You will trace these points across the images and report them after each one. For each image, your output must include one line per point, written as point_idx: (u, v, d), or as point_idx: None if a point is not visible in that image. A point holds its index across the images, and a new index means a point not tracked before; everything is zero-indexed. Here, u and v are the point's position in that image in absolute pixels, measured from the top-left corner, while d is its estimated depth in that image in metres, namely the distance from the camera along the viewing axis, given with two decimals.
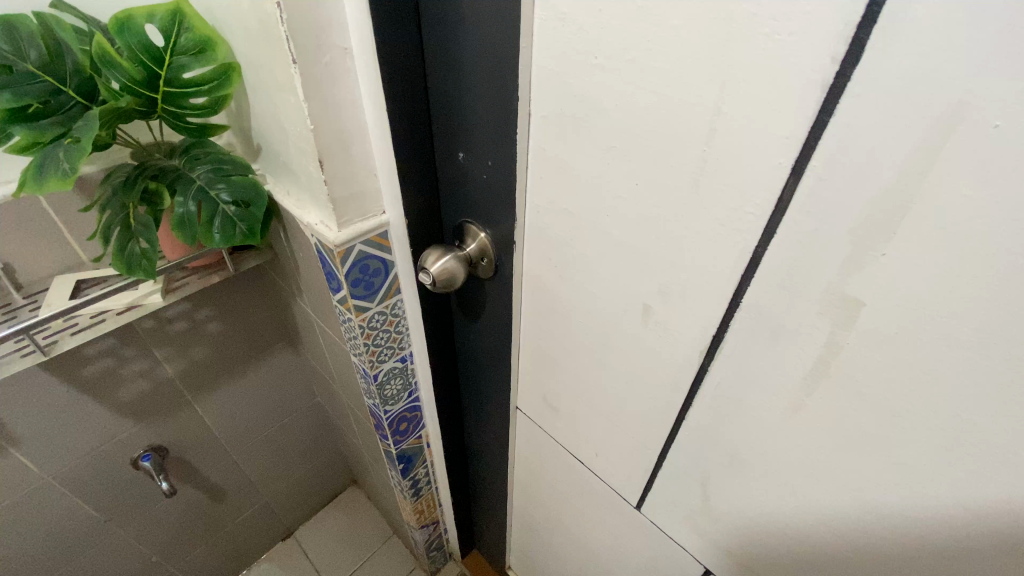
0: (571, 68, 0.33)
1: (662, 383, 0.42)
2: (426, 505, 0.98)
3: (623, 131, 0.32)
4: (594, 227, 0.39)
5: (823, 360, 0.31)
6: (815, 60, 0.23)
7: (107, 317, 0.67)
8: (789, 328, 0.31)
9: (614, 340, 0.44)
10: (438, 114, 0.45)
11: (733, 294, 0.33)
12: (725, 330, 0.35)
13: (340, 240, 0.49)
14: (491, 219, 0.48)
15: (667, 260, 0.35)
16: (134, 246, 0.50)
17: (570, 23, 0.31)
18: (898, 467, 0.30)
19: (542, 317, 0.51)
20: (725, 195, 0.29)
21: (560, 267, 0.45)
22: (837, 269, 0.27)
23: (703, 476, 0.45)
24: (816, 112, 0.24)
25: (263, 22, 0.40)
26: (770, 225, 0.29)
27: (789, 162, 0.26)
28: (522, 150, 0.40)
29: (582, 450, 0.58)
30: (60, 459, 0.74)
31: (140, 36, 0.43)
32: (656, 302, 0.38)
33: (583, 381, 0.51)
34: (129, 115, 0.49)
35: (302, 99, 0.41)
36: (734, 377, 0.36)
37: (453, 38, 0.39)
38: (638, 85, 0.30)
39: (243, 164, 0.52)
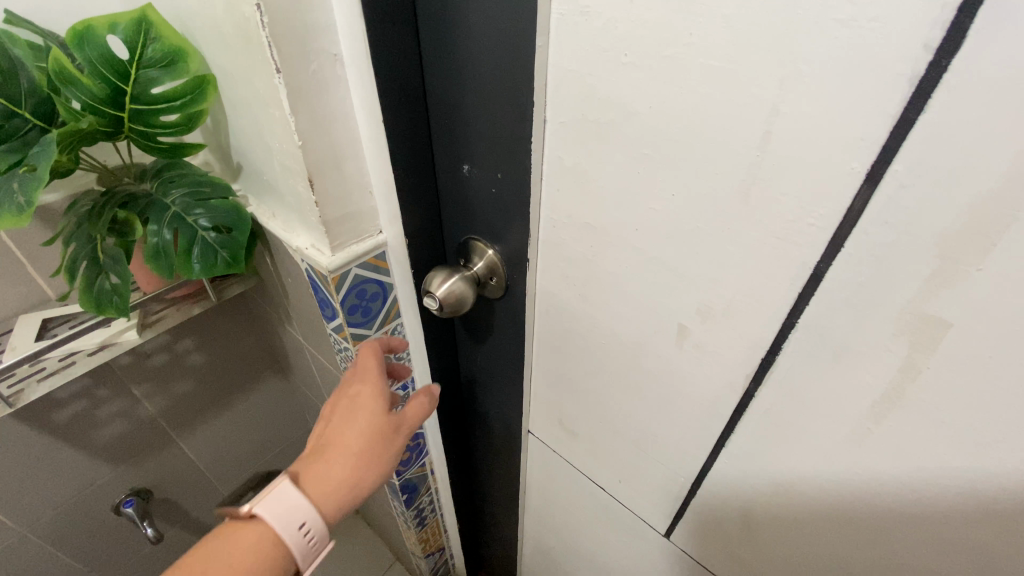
0: (594, 68, 0.30)
1: (699, 407, 0.39)
2: (432, 532, 0.93)
3: (659, 137, 0.29)
4: (621, 242, 0.35)
5: (896, 386, 0.27)
6: (902, 49, 0.20)
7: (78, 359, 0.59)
8: (855, 350, 0.28)
9: (644, 362, 0.41)
10: (439, 122, 0.41)
11: (788, 313, 0.29)
12: (777, 350, 0.31)
13: (333, 265, 0.44)
14: (500, 235, 0.44)
15: (709, 277, 0.32)
16: (104, 281, 0.45)
17: (594, 17, 0.28)
18: (983, 501, 0.27)
19: (559, 337, 0.47)
20: (781, 205, 0.26)
21: (580, 284, 0.41)
22: (916, 286, 0.24)
23: (742, 506, 0.41)
24: (901, 109, 0.21)
25: (239, 28, 0.36)
26: (835, 239, 0.25)
27: (863, 168, 0.23)
28: (536, 161, 0.36)
29: (604, 476, 0.54)
30: (37, 512, 0.69)
31: (102, 49, 0.39)
32: (694, 322, 0.34)
33: (606, 406, 0.48)
34: (93, 137, 0.43)
35: (287, 114, 0.37)
36: (784, 403, 0.33)
37: (456, 38, 0.35)
38: (677, 85, 0.27)
39: (222, 186, 0.47)
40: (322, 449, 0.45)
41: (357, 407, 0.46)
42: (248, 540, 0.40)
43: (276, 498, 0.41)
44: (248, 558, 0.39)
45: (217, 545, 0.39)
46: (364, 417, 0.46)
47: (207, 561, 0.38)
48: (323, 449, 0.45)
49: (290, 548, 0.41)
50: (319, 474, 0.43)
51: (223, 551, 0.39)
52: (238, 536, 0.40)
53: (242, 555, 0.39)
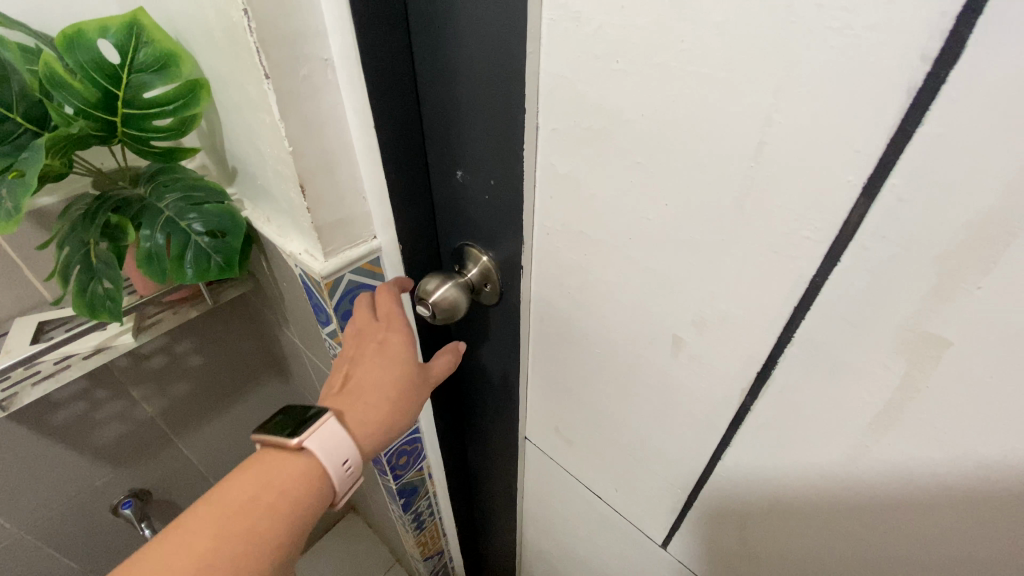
0: (586, 74, 0.29)
1: (694, 418, 0.38)
2: (430, 536, 0.92)
3: (651, 146, 0.28)
4: (615, 251, 0.35)
5: (894, 404, 0.26)
6: (899, 58, 0.19)
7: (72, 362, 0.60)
8: (852, 366, 0.27)
9: (639, 372, 0.40)
10: (432, 127, 0.41)
11: (783, 327, 0.29)
12: (772, 363, 0.31)
13: (326, 271, 0.44)
14: (494, 241, 0.43)
15: (704, 288, 0.31)
16: (97, 286, 0.45)
17: (585, 22, 0.27)
18: (984, 523, 0.26)
19: (554, 345, 0.47)
20: (776, 216, 0.25)
21: (574, 292, 0.40)
22: (914, 303, 0.23)
23: (739, 519, 0.40)
24: (898, 121, 0.20)
25: (228, 32, 0.36)
26: (831, 253, 0.25)
27: (859, 180, 0.22)
28: (529, 167, 0.36)
29: (600, 484, 0.53)
30: (35, 512, 0.69)
31: (94, 53, 0.39)
32: (688, 333, 0.34)
33: (601, 415, 0.47)
34: (86, 141, 0.43)
35: (277, 119, 0.37)
36: (781, 417, 0.32)
37: (448, 42, 0.35)
38: (670, 93, 0.26)
39: (216, 190, 0.47)
40: (359, 390, 0.44)
41: (391, 352, 0.45)
42: (295, 471, 0.39)
43: (325, 433, 0.40)
44: (297, 488, 0.39)
45: (267, 473, 0.39)
46: (401, 363, 0.45)
47: (260, 487, 0.38)
48: (359, 392, 0.44)
49: (333, 481, 0.41)
50: (359, 415, 0.43)
51: (274, 479, 0.38)
52: (285, 465, 0.39)
53: (292, 485, 0.39)
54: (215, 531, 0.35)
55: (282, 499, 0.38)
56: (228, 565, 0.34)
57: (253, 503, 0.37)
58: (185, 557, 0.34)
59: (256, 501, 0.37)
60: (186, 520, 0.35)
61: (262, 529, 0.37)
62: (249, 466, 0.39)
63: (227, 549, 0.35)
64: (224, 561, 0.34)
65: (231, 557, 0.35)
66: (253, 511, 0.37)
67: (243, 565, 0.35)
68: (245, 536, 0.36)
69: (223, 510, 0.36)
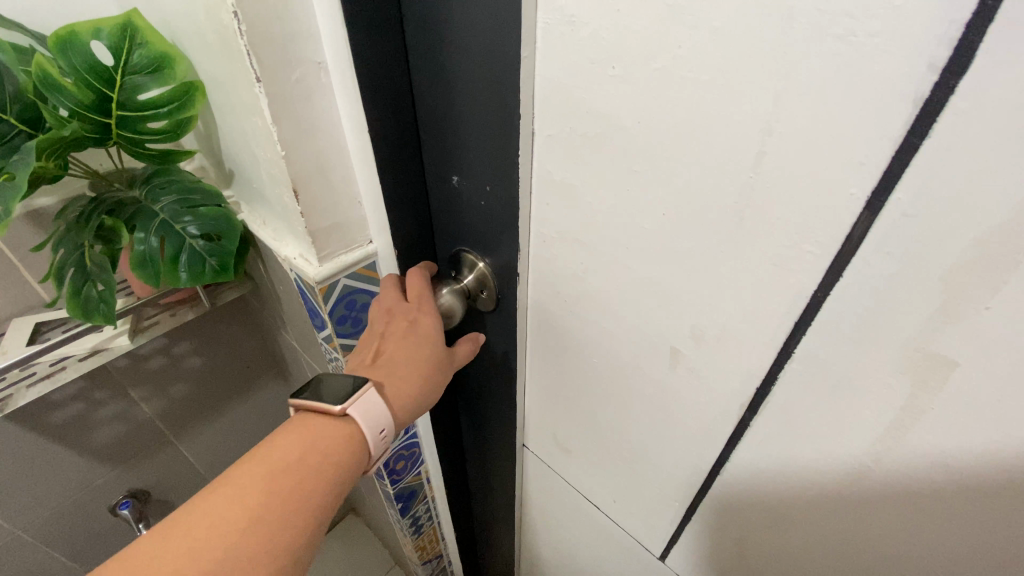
0: (582, 80, 0.28)
1: (693, 432, 0.37)
2: (429, 540, 0.92)
3: (648, 154, 0.27)
4: (612, 260, 0.34)
5: (899, 425, 0.25)
6: (905, 68, 0.18)
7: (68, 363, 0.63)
8: (855, 386, 0.26)
9: (637, 383, 0.39)
10: (428, 132, 0.40)
11: (784, 342, 0.28)
12: (773, 379, 0.30)
13: (320, 276, 0.43)
14: (491, 248, 0.42)
15: (702, 301, 0.30)
16: (91, 289, 0.45)
17: (581, 27, 0.26)
18: (993, 551, 0.25)
19: (552, 353, 0.46)
20: (776, 229, 0.25)
21: (571, 301, 0.40)
22: (920, 323, 0.22)
23: (739, 536, 0.39)
24: (904, 133, 0.19)
25: (220, 35, 0.35)
26: (834, 269, 0.24)
27: (863, 194, 0.21)
28: (525, 174, 0.35)
29: (598, 494, 0.53)
30: (33, 512, 0.69)
31: (87, 55, 0.38)
32: (687, 345, 0.33)
33: (599, 425, 0.46)
34: (80, 143, 0.43)
35: (269, 123, 0.36)
36: (781, 434, 0.31)
37: (443, 45, 0.34)
38: (666, 99, 0.25)
39: (212, 192, 0.46)
40: (394, 364, 0.45)
41: (424, 329, 0.45)
42: (338, 435, 0.41)
43: (367, 402, 0.42)
44: (338, 450, 0.41)
45: (312, 434, 0.41)
46: (433, 342, 0.46)
47: (306, 447, 0.40)
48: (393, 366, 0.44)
49: (371, 447, 0.43)
50: (395, 387, 0.44)
51: (318, 441, 0.41)
52: (328, 429, 0.41)
53: (334, 448, 0.41)
54: (266, 485, 0.38)
55: (325, 461, 0.40)
56: (277, 516, 0.37)
57: (299, 461, 0.39)
58: (239, 505, 0.36)
59: (303, 459, 0.39)
60: (239, 472, 0.38)
61: (308, 486, 0.39)
62: (294, 428, 0.41)
63: (277, 502, 0.37)
64: (274, 512, 0.37)
65: (279, 509, 0.37)
66: (300, 469, 0.39)
67: (291, 517, 0.37)
68: (292, 491, 0.38)
69: (272, 466, 0.39)
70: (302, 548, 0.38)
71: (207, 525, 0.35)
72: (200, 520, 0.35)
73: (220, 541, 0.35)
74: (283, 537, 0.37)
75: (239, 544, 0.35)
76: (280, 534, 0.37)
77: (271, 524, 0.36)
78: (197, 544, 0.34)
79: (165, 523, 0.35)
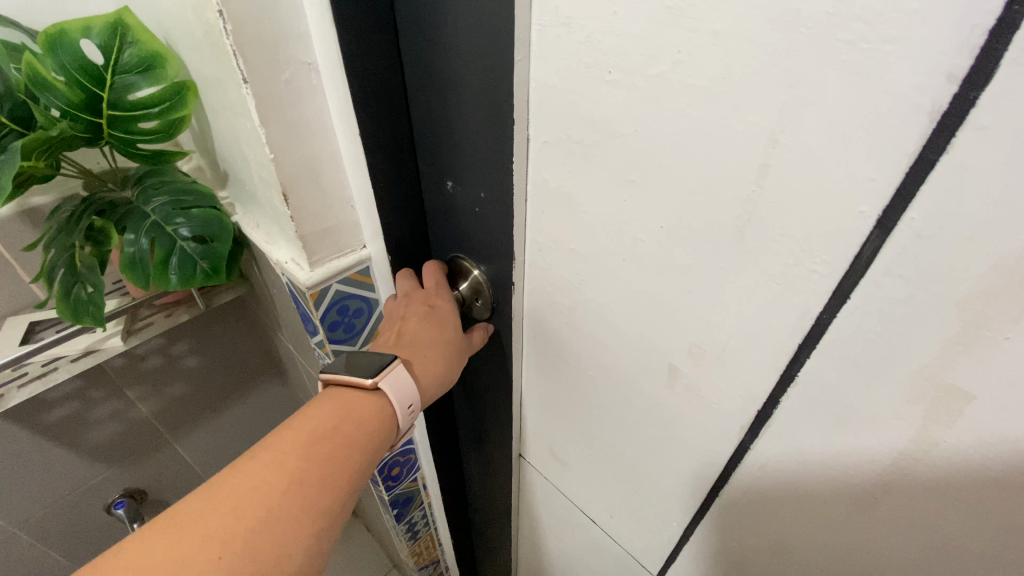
0: (577, 84, 0.27)
1: (691, 451, 0.35)
2: (425, 546, 0.91)
3: (645, 164, 0.26)
4: (609, 272, 0.32)
5: (909, 456, 0.24)
6: (921, 78, 0.17)
7: (60, 364, 0.63)
8: (862, 413, 0.24)
9: (633, 399, 0.38)
10: (423, 135, 0.39)
11: (786, 365, 0.26)
12: (775, 402, 0.28)
13: (312, 281, 0.42)
14: (485, 255, 0.41)
15: (701, 318, 0.29)
16: (80, 291, 0.44)
17: (576, 29, 0.25)
18: None
19: (548, 364, 0.44)
20: (780, 247, 0.23)
21: (567, 312, 0.38)
22: (934, 351, 0.21)
23: (738, 560, 0.38)
24: (919, 148, 0.18)
25: (208, 34, 0.34)
26: (841, 290, 0.22)
27: (873, 213, 0.20)
28: (519, 180, 0.34)
29: (594, 509, 0.51)
30: (28, 510, 0.69)
31: (76, 53, 0.38)
32: (685, 363, 0.31)
33: (595, 439, 0.45)
34: (70, 143, 0.42)
35: (258, 125, 0.35)
36: (783, 459, 0.30)
37: (437, 46, 0.33)
38: (665, 107, 0.24)
39: (204, 194, 0.46)
40: (417, 343, 0.44)
41: (442, 310, 0.44)
42: (369, 408, 0.40)
43: (397, 375, 0.41)
44: (371, 423, 0.40)
45: (344, 407, 0.40)
46: (453, 321, 0.45)
47: (340, 418, 0.39)
48: (415, 347, 0.43)
49: (399, 422, 0.42)
50: (420, 365, 0.43)
51: (351, 413, 0.40)
52: (359, 402, 0.40)
53: (366, 421, 0.40)
54: (302, 453, 0.37)
55: (358, 433, 0.39)
56: (315, 484, 0.36)
57: (333, 432, 0.38)
58: (277, 472, 0.36)
59: (338, 430, 0.39)
60: (275, 440, 0.37)
61: (345, 456, 0.38)
62: (325, 400, 0.40)
63: (314, 471, 0.37)
64: (311, 480, 0.36)
65: (317, 478, 0.37)
66: (335, 439, 0.38)
67: (328, 485, 0.37)
68: (328, 460, 0.37)
69: (308, 433, 0.38)
70: (338, 515, 0.38)
71: (247, 490, 0.35)
72: (240, 485, 0.35)
73: (261, 507, 0.34)
74: (320, 505, 0.36)
75: (279, 509, 0.35)
76: (318, 502, 0.36)
77: (309, 492, 0.36)
78: (238, 509, 0.34)
79: (205, 487, 0.35)
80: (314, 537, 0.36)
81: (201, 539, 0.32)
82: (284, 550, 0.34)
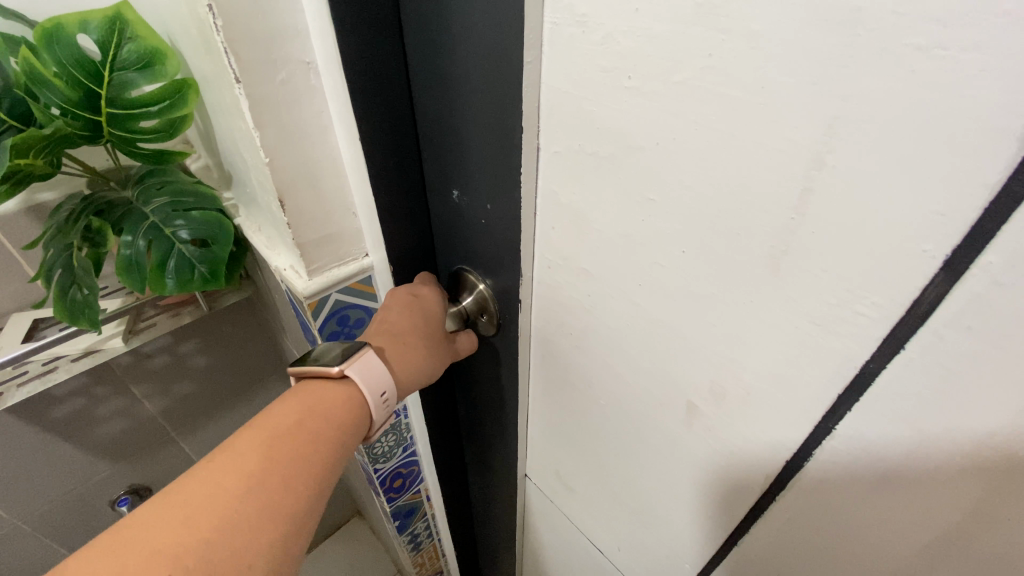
0: (591, 91, 0.24)
1: (706, 494, 0.32)
2: (428, 557, 0.89)
3: (667, 183, 0.23)
4: (623, 297, 0.30)
5: (967, 533, 0.20)
6: (1012, 92, 0.13)
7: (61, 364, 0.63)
8: (910, 478, 0.21)
9: (645, 432, 0.35)
10: (428, 139, 0.37)
11: (823, 415, 0.23)
12: (807, 453, 0.25)
13: (309, 291, 0.40)
14: (491, 269, 0.39)
15: (725, 355, 0.25)
16: (76, 293, 0.43)
17: (592, 28, 0.22)
18: None
19: (556, 386, 0.42)
20: (821, 284, 0.20)
21: (576, 335, 0.35)
22: (1009, 419, 0.17)
23: None
24: (1004, 179, 0.14)
25: (201, 31, 0.33)
26: (892, 339, 0.19)
27: (940, 253, 0.16)
28: (528, 193, 0.31)
29: (602, 539, 0.48)
30: (35, 503, 0.69)
31: (73, 49, 0.37)
32: (704, 402, 0.28)
33: (605, 469, 0.42)
34: (70, 141, 0.41)
35: (251, 128, 0.33)
36: (812, 516, 0.26)
37: (442, 45, 0.31)
38: (691, 118, 0.21)
39: (205, 195, 0.44)
40: (396, 332, 0.41)
41: (426, 304, 0.43)
42: (335, 401, 0.38)
43: (367, 363, 0.39)
44: (337, 416, 0.37)
45: (309, 401, 0.37)
46: (436, 315, 0.43)
47: (303, 412, 0.36)
48: (392, 338, 0.41)
49: (372, 411, 0.40)
50: (397, 352, 0.41)
51: (317, 407, 0.37)
52: (325, 394, 0.38)
53: (331, 414, 0.37)
54: (262, 452, 0.34)
55: (325, 426, 0.36)
56: (277, 484, 0.33)
57: (296, 427, 0.36)
58: (234, 474, 0.32)
59: (302, 425, 0.36)
60: (234, 441, 0.34)
61: (308, 453, 0.35)
62: (289, 396, 0.38)
63: (277, 469, 0.33)
64: (273, 479, 0.33)
65: (281, 477, 0.33)
66: (299, 434, 0.35)
67: (292, 486, 0.34)
68: (291, 458, 0.34)
69: (270, 430, 0.35)
70: (306, 520, 0.34)
71: (201, 495, 0.31)
72: (193, 491, 0.31)
73: (215, 512, 0.31)
74: (283, 507, 0.33)
75: (235, 514, 0.31)
76: (282, 503, 0.33)
77: (272, 492, 0.33)
78: (190, 516, 0.30)
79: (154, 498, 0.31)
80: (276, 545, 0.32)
81: (145, 553, 0.28)
82: (241, 561, 0.30)
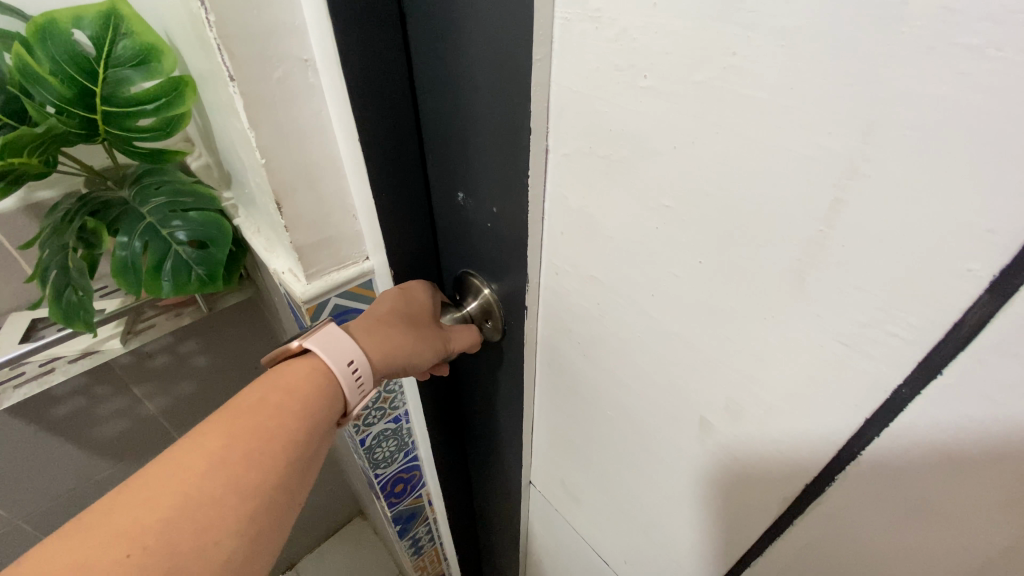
0: (604, 90, 0.23)
1: (718, 512, 0.31)
2: (429, 560, 0.88)
3: (683, 189, 0.22)
4: (635, 307, 0.28)
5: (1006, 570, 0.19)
6: None
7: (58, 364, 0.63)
8: (944, 508, 0.20)
9: (654, 445, 0.33)
10: (432, 140, 0.35)
11: (849, 439, 0.22)
12: (830, 477, 0.23)
13: (308, 295, 0.39)
14: (496, 274, 0.37)
15: (743, 372, 0.24)
16: (70, 294, 0.42)
17: (605, 24, 0.21)
18: None
19: (562, 394, 0.40)
20: (852, 302, 0.19)
21: (584, 343, 0.34)
22: None
23: None
24: None
25: (196, 26, 0.31)
26: (930, 363, 0.17)
27: (988, 273, 0.15)
28: (535, 197, 0.30)
29: (607, 552, 0.47)
30: (35, 502, 0.69)
31: (67, 44, 0.36)
32: (718, 419, 0.27)
33: (612, 481, 0.40)
34: (65, 139, 0.40)
35: (247, 127, 0.32)
36: (833, 542, 0.25)
37: (446, 42, 0.29)
38: (712, 122, 0.19)
39: (202, 194, 0.43)
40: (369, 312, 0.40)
41: (405, 289, 0.42)
42: (300, 374, 0.36)
43: (328, 333, 0.38)
44: (305, 390, 0.35)
45: (272, 377, 0.35)
46: (414, 297, 0.41)
47: (266, 388, 0.35)
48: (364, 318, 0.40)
49: (343, 384, 0.37)
50: (368, 328, 0.39)
51: (281, 381, 0.35)
52: (289, 370, 0.36)
53: (297, 387, 0.35)
54: (225, 429, 0.32)
55: (291, 400, 0.35)
56: (244, 461, 0.31)
57: (259, 403, 0.34)
58: (196, 453, 0.31)
59: (265, 401, 0.34)
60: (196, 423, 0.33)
61: (274, 428, 0.33)
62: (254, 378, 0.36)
63: (241, 445, 0.32)
64: (236, 455, 0.31)
65: (246, 453, 0.32)
66: (263, 409, 0.34)
67: (259, 462, 0.32)
68: (256, 435, 0.32)
69: (233, 408, 0.33)
70: (278, 496, 0.32)
71: (162, 476, 0.29)
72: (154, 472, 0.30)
73: (178, 493, 0.29)
74: (250, 483, 0.31)
75: (199, 494, 0.29)
76: (247, 480, 0.31)
77: (236, 467, 0.31)
78: (150, 499, 0.29)
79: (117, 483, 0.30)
80: (247, 525, 0.31)
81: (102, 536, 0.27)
82: (210, 538, 0.29)
